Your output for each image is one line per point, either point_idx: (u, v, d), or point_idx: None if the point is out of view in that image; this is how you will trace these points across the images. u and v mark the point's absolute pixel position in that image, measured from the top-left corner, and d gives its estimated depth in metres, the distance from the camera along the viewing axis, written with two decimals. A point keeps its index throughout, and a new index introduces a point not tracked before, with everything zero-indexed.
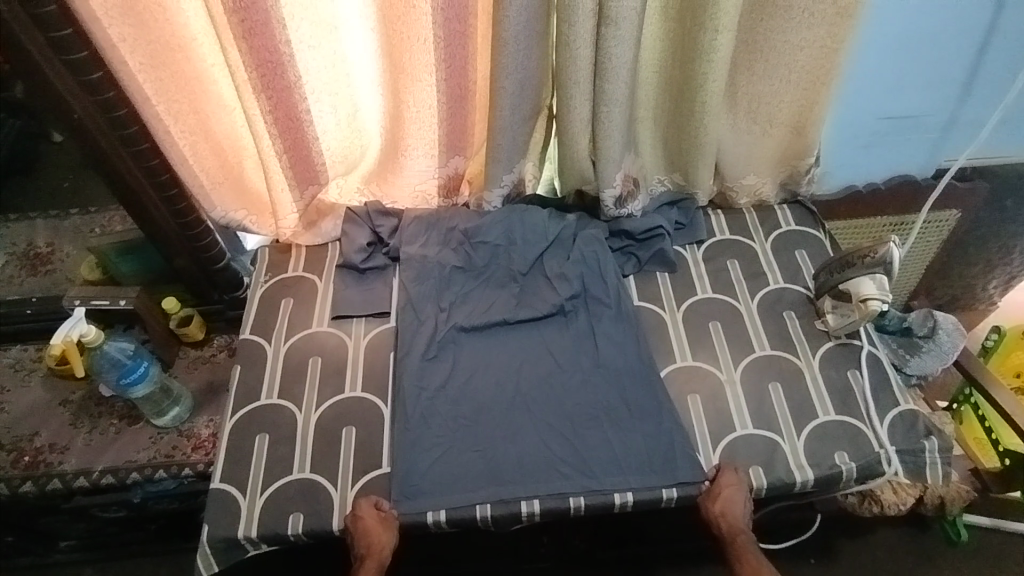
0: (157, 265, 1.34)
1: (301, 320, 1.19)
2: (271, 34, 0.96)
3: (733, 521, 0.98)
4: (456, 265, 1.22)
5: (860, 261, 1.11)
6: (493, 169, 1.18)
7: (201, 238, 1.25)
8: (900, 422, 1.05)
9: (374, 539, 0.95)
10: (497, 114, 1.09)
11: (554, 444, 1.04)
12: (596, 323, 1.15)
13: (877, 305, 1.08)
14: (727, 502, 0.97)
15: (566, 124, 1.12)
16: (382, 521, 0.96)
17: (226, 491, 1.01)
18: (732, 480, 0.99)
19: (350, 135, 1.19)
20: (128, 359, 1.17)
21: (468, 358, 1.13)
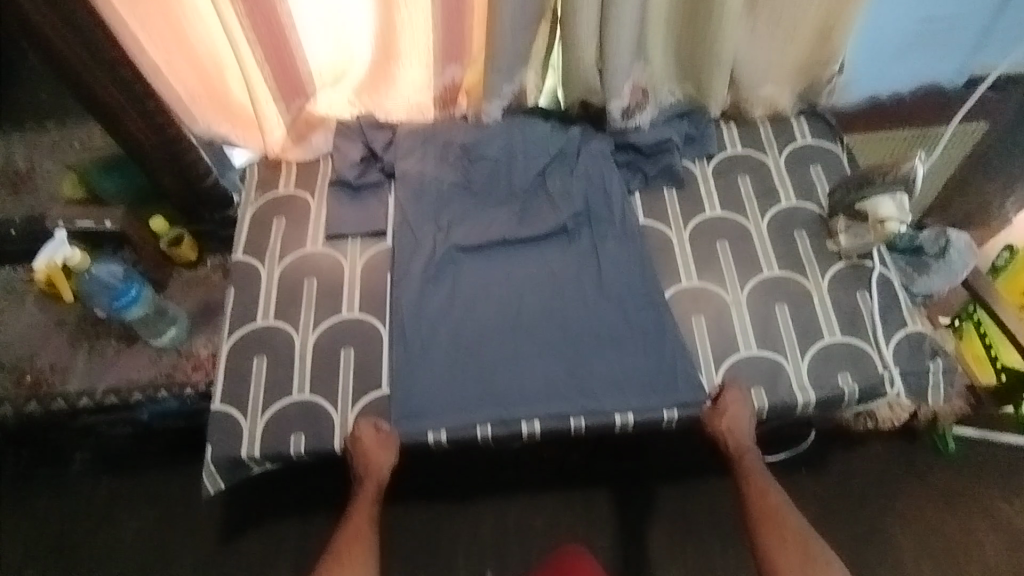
0: (138, 182, 1.27)
1: (296, 240, 1.16)
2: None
3: (740, 438, 0.98)
4: (454, 182, 1.17)
5: (881, 179, 1.07)
6: (492, 78, 1.10)
7: (186, 154, 1.18)
8: (906, 344, 1.02)
9: (374, 461, 0.96)
10: (496, 17, 1.00)
11: (554, 365, 1.03)
12: (600, 242, 1.12)
13: (895, 226, 1.05)
14: (733, 419, 0.97)
15: (572, 29, 1.03)
16: (383, 446, 0.96)
17: (226, 412, 1.01)
18: (737, 397, 0.98)
19: (339, 43, 1.11)
20: (119, 282, 1.13)
21: (467, 278, 1.10)
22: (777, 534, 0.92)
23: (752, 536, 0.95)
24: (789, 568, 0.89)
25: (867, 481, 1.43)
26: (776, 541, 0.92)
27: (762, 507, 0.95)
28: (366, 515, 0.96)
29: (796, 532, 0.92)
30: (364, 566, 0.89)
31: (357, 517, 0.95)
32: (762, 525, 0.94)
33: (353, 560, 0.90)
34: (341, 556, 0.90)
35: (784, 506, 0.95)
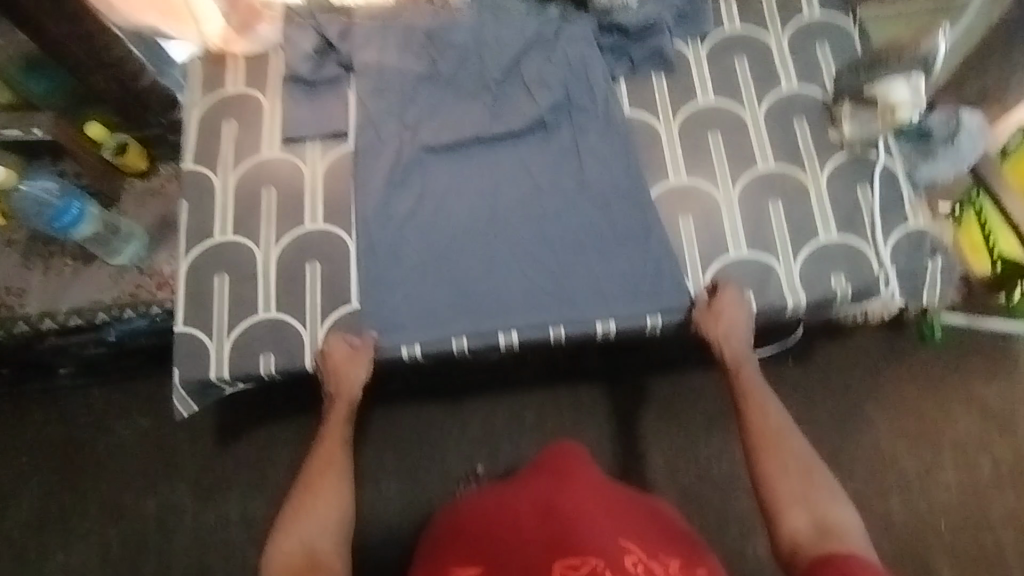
0: (64, 84, 1.14)
1: (249, 146, 1.06)
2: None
3: (734, 345, 0.95)
4: (420, 73, 1.05)
5: (893, 60, 0.96)
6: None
7: (112, 50, 1.06)
8: (905, 242, 0.97)
9: (342, 376, 0.92)
10: None
11: (533, 272, 0.97)
12: (581, 137, 1.02)
13: (907, 113, 0.94)
14: (728, 325, 0.93)
15: None
16: (353, 357, 0.92)
17: (191, 334, 0.96)
18: (733, 297, 0.93)
19: None
20: (58, 199, 1.06)
21: (438, 181, 1.02)
22: (779, 461, 0.84)
23: (751, 463, 0.86)
24: (789, 492, 0.81)
25: (848, 373, 1.44)
26: (778, 468, 0.83)
27: (761, 425, 0.87)
28: (338, 437, 0.89)
29: (799, 459, 0.84)
30: (336, 485, 0.81)
31: (327, 441, 0.88)
32: (763, 450, 0.85)
33: (327, 478, 0.81)
34: (311, 477, 0.82)
35: (786, 431, 0.87)
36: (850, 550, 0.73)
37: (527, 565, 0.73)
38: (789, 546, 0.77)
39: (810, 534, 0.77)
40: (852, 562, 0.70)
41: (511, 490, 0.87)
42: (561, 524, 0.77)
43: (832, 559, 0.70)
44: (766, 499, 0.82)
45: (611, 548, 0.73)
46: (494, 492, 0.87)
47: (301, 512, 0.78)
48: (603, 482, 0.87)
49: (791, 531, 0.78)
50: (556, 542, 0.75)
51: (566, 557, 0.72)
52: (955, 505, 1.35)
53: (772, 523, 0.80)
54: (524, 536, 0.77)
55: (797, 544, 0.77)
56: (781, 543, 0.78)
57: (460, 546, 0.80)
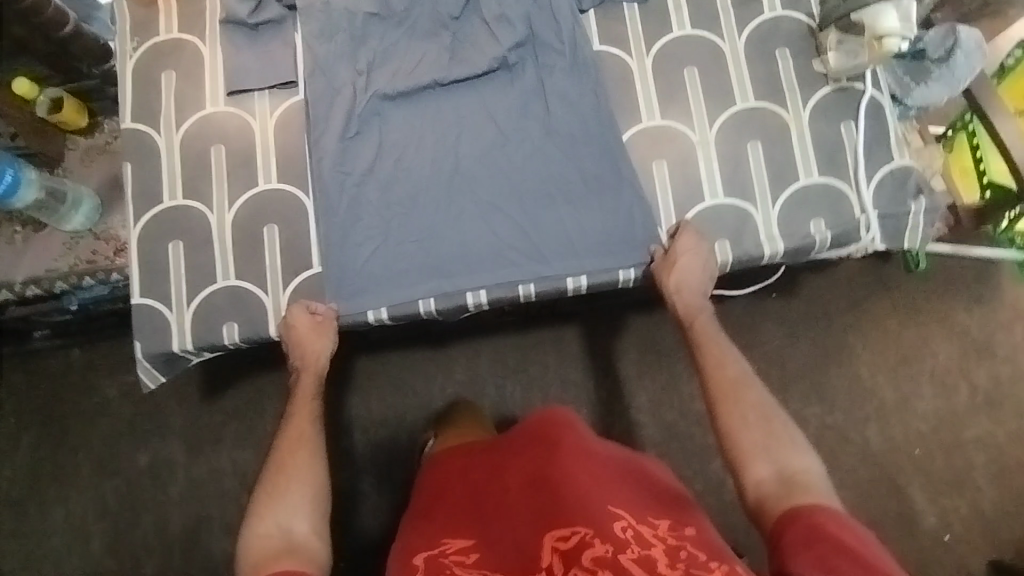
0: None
1: (192, 99, 0.98)
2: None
3: (688, 297, 0.89)
4: (370, 12, 0.96)
5: None
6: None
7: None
8: (888, 182, 0.92)
9: (308, 348, 0.90)
10: None
11: (500, 227, 0.92)
12: (547, 77, 0.94)
13: (894, 45, 0.86)
14: (681, 276, 0.88)
15: None
16: (317, 330, 0.90)
17: (150, 306, 0.93)
18: (688, 244, 0.89)
19: None
20: None
21: (395, 132, 0.95)
22: (738, 412, 0.77)
23: (710, 416, 0.79)
24: (750, 443, 0.74)
25: (831, 305, 1.41)
26: (736, 419, 0.76)
27: (716, 377, 0.81)
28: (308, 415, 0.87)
29: (758, 407, 0.77)
30: (310, 464, 0.80)
31: (297, 417, 0.86)
32: (719, 401, 0.78)
33: (299, 456, 0.81)
34: (283, 459, 0.80)
35: (745, 376, 0.80)
36: (816, 503, 0.67)
37: (520, 543, 0.72)
38: (754, 499, 0.71)
39: (774, 485, 0.71)
40: (818, 519, 0.64)
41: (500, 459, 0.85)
42: (549, 494, 0.75)
43: (797, 514, 0.65)
44: (727, 451, 0.76)
45: (601, 515, 0.71)
46: (483, 467, 0.85)
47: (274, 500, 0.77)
48: (593, 447, 0.83)
49: (755, 481, 0.72)
50: (544, 516, 0.72)
51: (556, 529, 0.70)
52: (931, 431, 1.35)
53: (737, 476, 0.74)
54: (516, 510, 0.76)
55: (762, 497, 0.71)
56: (745, 496, 0.72)
57: (449, 521, 0.79)
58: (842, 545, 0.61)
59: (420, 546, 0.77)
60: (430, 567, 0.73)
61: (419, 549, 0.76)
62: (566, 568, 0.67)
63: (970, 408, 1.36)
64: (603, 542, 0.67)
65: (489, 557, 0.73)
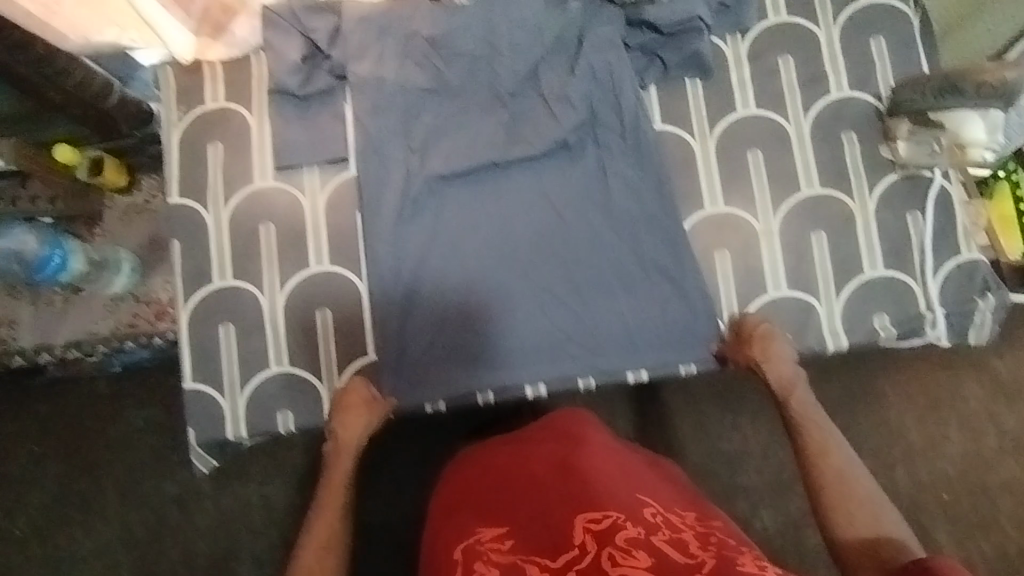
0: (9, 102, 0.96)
1: (239, 174, 0.95)
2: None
3: (775, 368, 0.86)
4: (424, 87, 0.91)
5: (971, 89, 0.81)
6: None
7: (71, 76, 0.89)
8: (956, 275, 0.91)
9: (351, 425, 0.87)
10: None
11: (560, 317, 0.91)
12: (608, 160, 0.92)
13: (980, 153, 0.86)
14: (762, 346, 0.87)
15: None
16: (369, 410, 0.88)
17: (202, 391, 0.92)
18: (758, 323, 0.89)
19: None
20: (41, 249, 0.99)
21: (451, 214, 0.92)
22: (848, 512, 0.72)
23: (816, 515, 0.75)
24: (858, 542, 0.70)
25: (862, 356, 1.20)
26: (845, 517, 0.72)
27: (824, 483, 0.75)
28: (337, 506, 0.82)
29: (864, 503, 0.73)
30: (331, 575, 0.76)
31: (324, 518, 0.81)
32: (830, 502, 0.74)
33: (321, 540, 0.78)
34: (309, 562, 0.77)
35: (846, 471, 0.76)
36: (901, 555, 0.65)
37: (549, 526, 0.66)
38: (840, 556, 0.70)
39: (864, 548, 0.69)
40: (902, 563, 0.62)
41: (521, 451, 0.78)
42: (574, 479, 0.70)
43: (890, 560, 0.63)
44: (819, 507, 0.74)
45: (629, 502, 0.67)
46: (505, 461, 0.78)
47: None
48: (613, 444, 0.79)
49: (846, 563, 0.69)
50: (571, 500, 0.67)
51: (587, 512, 0.65)
52: (959, 476, 1.19)
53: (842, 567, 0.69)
54: (540, 495, 0.70)
55: (850, 556, 0.69)
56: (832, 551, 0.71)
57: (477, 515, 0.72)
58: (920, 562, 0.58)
59: (454, 540, 0.70)
60: (467, 560, 0.66)
61: (455, 543, 0.69)
62: (600, 547, 0.61)
63: (1000, 451, 1.19)
64: (636, 525, 0.64)
65: (524, 541, 0.65)
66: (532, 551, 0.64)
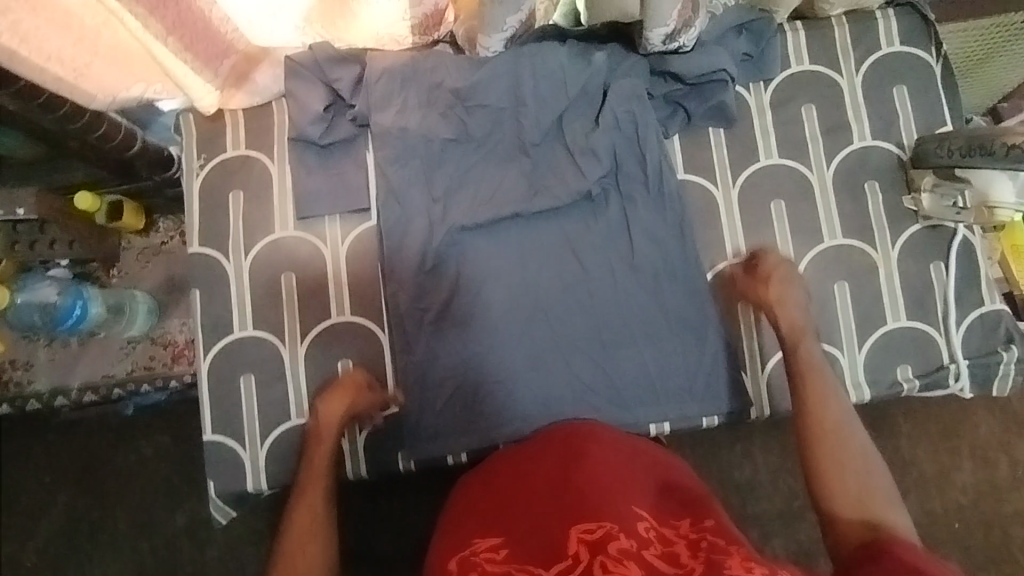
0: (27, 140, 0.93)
1: (260, 223, 0.95)
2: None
3: (789, 314, 0.83)
4: (447, 136, 0.91)
5: (1003, 152, 0.79)
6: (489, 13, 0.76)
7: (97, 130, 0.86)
8: (979, 327, 0.90)
9: (334, 407, 0.86)
10: None
11: (582, 370, 0.91)
12: (631, 212, 0.92)
13: (1004, 215, 0.84)
14: (780, 287, 0.85)
15: None
16: (357, 394, 0.88)
17: (222, 443, 0.92)
18: (779, 261, 0.86)
19: None
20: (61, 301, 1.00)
21: (475, 264, 0.92)
22: (834, 455, 0.73)
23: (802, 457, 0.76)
24: (844, 489, 0.70)
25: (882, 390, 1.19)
26: (833, 465, 0.72)
27: (814, 425, 0.75)
28: (318, 495, 0.79)
29: (856, 453, 0.73)
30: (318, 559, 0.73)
31: (303, 510, 0.77)
32: (815, 440, 0.75)
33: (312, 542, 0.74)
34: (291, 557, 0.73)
35: (843, 420, 0.76)
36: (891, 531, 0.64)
37: (543, 541, 0.61)
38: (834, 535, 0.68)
39: (859, 527, 0.67)
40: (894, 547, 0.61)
41: (513, 458, 0.73)
42: (571, 489, 0.65)
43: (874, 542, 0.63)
44: (813, 486, 0.73)
45: (626, 511, 0.62)
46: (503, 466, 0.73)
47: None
48: (621, 444, 0.72)
49: (842, 519, 0.69)
50: (563, 509, 0.63)
51: (581, 522, 0.60)
52: (971, 505, 1.17)
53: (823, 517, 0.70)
54: (536, 508, 0.65)
55: (844, 534, 0.68)
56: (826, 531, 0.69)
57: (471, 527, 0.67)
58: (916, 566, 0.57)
59: (449, 552, 0.65)
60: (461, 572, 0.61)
61: (451, 556, 0.65)
62: (593, 557, 0.57)
63: (1012, 481, 1.18)
64: (630, 536, 0.59)
65: (519, 555, 0.61)
66: (525, 565, 0.59)
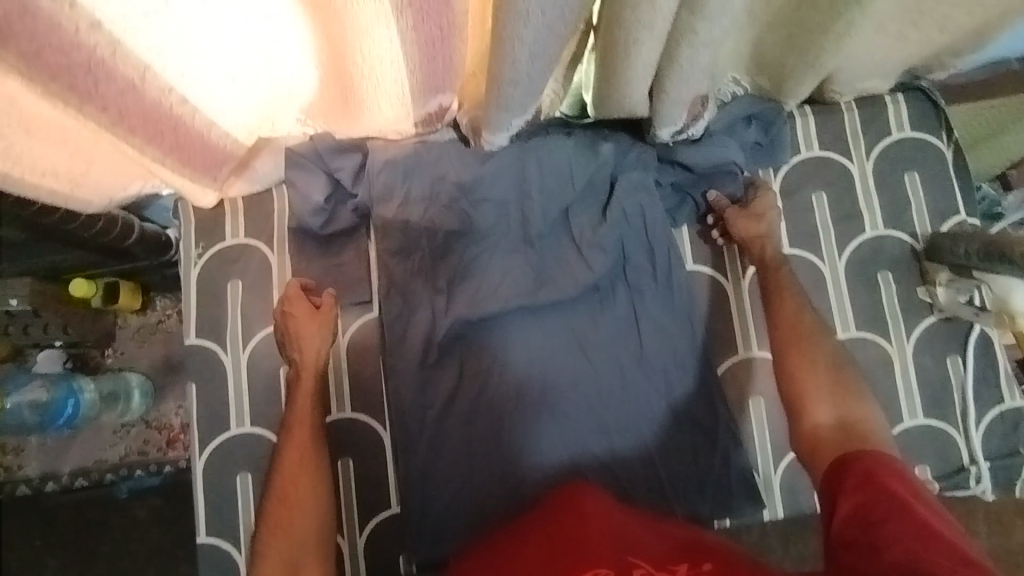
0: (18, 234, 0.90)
1: (259, 314, 0.93)
2: (150, 97, 0.53)
3: (764, 245, 0.89)
4: (451, 230, 0.88)
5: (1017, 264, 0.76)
6: (494, 116, 0.72)
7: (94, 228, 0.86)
8: (999, 426, 0.88)
9: (308, 342, 0.88)
10: (503, 68, 0.59)
11: (588, 468, 0.88)
12: (639, 305, 0.90)
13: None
14: (766, 227, 0.89)
15: (621, 73, 0.64)
16: (318, 324, 0.89)
17: (217, 546, 0.89)
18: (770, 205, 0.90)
19: (270, 91, 0.66)
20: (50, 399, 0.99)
21: (479, 358, 0.89)
22: (805, 358, 0.82)
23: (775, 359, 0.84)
24: (814, 390, 0.80)
25: None
26: (804, 365, 0.81)
27: (789, 329, 0.84)
28: (309, 424, 0.85)
29: (830, 357, 0.82)
30: (311, 504, 0.81)
31: (295, 441, 0.84)
32: (791, 346, 0.83)
33: (300, 491, 0.81)
34: (285, 487, 0.81)
35: (818, 327, 0.84)
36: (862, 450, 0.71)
37: None
38: (809, 438, 0.76)
39: (831, 430, 0.76)
40: (876, 464, 0.67)
41: (512, 534, 0.78)
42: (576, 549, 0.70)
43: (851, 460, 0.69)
44: (789, 398, 0.80)
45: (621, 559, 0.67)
46: (500, 544, 0.77)
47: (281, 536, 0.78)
48: (617, 510, 0.77)
49: (813, 424, 0.77)
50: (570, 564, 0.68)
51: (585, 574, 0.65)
52: None
53: (796, 415, 0.79)
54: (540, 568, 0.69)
55: (817, 437, 0.76)
56: (801, 435, 0.77)
57: None
58: (899, 497, 0.63)
59: None
60: None
61: None
62: None
63: None
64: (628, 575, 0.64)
65: None
66: None
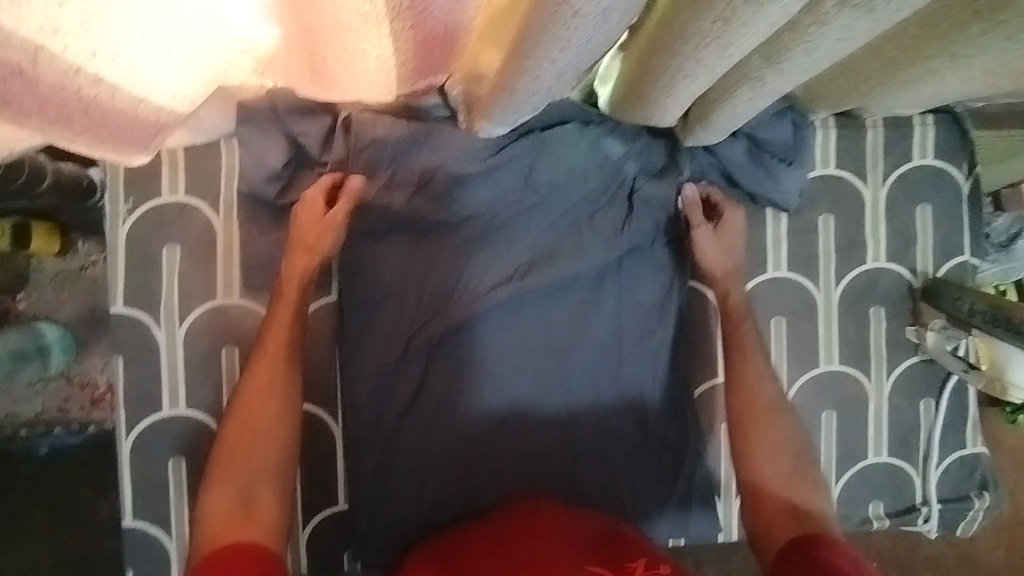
0: None
1: (199, 286, 0.82)
2: (52, 84, 0.40)
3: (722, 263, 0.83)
4: (429, 219, 0.78)
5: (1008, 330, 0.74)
6: (498, 113, 0.61)
7: None
8: (956, 469, 0.89)
9: (312, 238, 0.77)
10: (522, 82, 0.48)
11: (547, 483, 0.84)
12: (625, 321, 0.83)
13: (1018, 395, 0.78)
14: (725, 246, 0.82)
15: (660, 95, 0.54)
16: (326, 224, 0.77)
17: (145, 529, 0.84)
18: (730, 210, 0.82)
19: (225, 62, 0.53)
20: None
21: (447, 362, 0.81)
22: (766, 433, 0.78)
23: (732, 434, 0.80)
24: (772, 471, 0.76)
25: None
26: (762, 442, 0.78)
27: (744, 403, 0.80)
28: (282, 347, 0.77)
29: (787, 432, 0.79)
30: (276, 421, 0.73)
31: (266, 360, 0.76)
32: (748, 420, 0.79)
33: (267, 407, 0.74)
34: (246, 408, 0.73)
35: (778, 398, 0.80)
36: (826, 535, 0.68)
37: None
38: (764, 523, 0.73)
39: (791, 519, 0.72)
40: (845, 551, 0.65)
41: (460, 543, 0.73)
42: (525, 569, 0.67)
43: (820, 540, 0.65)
44: (744, 472, 0.77)
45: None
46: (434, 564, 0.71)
47: (233, 466, 0.71)
48: (574, 518, 0.75)
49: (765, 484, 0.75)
50: None
51: None
52: None
53: (749, 496, 0.76)
54: None
55: (772, 524, 0.72)
56: (756, 518, 0.74)
57: None
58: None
59: None
60: None
61: None
62: None
63: None
64: None
65: None
66: None
